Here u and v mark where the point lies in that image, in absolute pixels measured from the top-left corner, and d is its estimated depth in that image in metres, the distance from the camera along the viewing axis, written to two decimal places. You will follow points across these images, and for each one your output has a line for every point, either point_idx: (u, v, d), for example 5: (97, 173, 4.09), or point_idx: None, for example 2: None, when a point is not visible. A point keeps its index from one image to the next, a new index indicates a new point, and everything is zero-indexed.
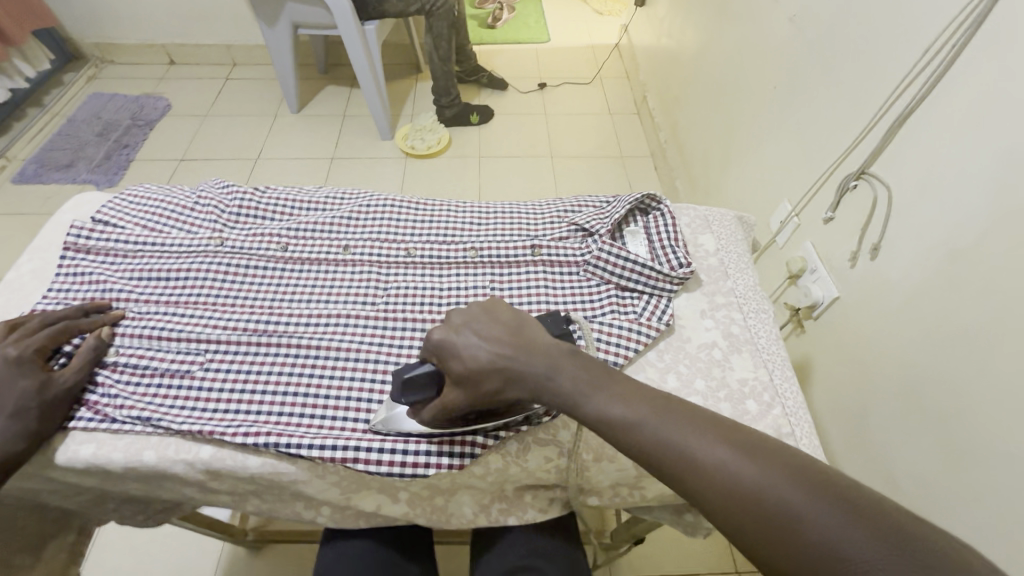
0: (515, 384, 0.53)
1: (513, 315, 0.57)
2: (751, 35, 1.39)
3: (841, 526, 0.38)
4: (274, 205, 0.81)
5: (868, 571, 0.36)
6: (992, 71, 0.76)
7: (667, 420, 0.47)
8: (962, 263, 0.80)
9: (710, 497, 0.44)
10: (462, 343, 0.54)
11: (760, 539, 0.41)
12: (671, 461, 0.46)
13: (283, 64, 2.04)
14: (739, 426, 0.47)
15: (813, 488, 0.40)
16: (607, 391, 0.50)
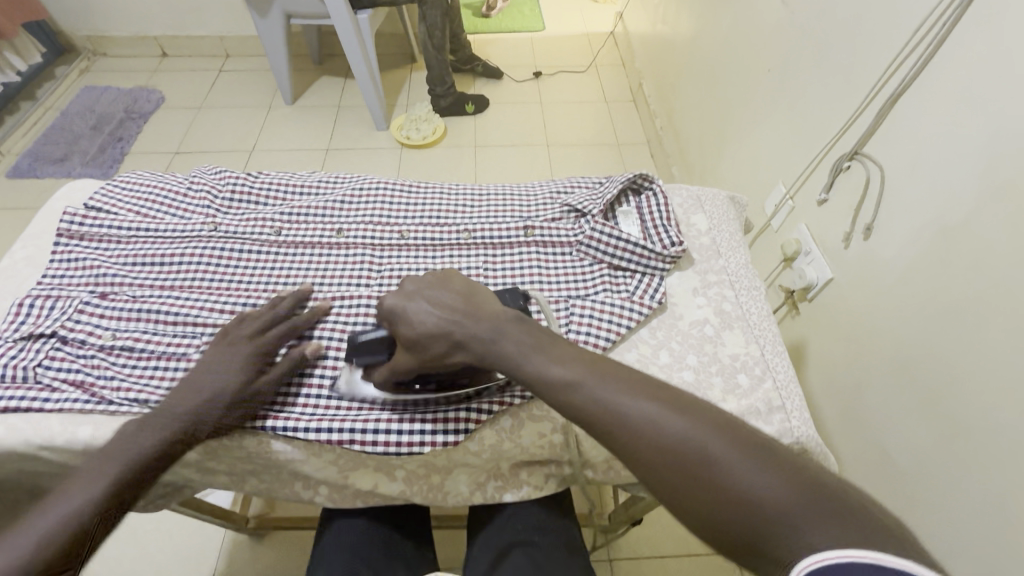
0: (460, 348, 0.55)
1: (465, 284, 0.60)
2: (745, 18, 1.39)
3: (753, 475, 0.41)
4: (266, 190, 0.81)
5: (783, 510, 0.39)
6: (981, 47, 0.76)
7: (602, 381, 0.50)
8: (953, 240, 0.80)
9: (638, 452, 0.46)
10: (412, 309, 0.57)
11: (683, 489, 0.44)
12: (604, 421, 0.48)
13: (276, 55, 2.03)
14: (666, 385, 0.50)
15: (731, 439, 0.44)
16: (546, 355, 0.53)
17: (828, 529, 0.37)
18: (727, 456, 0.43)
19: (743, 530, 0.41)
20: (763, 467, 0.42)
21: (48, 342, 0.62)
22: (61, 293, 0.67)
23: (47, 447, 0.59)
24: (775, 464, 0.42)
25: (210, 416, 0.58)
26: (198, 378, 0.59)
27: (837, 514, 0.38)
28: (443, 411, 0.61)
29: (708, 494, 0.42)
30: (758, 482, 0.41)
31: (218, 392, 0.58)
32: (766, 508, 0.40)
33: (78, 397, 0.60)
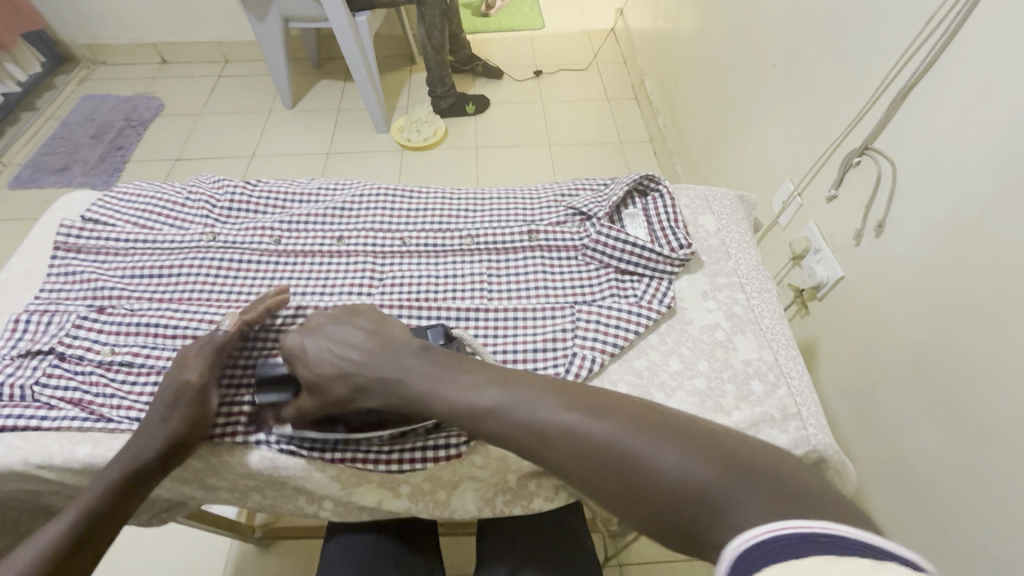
0: (365, 392, 0.55)
1: (374, 319, 0.60)
2: (748, 12, 1.37)
3: (675, 463, 0.41)
4: (265, 198, 0.79)
5: (711, 495, 0.39)
6: (997, 37, 0.74)
7: (520, 398, 0.50)
8: (968, 236, 0.78)
9: (569, 464, 0.46)
10: (312, 350, 0.57)
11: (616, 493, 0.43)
12: (529, 441, 0.48)
13: (275, 59, 2.02)
14: (579, 389, 0.50)
15: (650, 432, 0.44)
16: (460, 379, 0.52)
17: (753, 501, 0.38)
18: (648, 449, 0.43)
19: (679, 520, 0.40)
20: (682, 450, 0.42)
21: (45, 358, 0.61)
22: (58, 308, 0.66)
23: (46, 467, 0.58)
24: (692, 446, 0.42)
25: (150, 417, 0.56)
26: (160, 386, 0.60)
27: (758, 486, 0.38)
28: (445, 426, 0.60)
29: (638, 491, 0.42)
30: (681, 469, 0.41)
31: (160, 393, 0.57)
32: (687, 493, 0.40)
33: (76, 414, 0.59)
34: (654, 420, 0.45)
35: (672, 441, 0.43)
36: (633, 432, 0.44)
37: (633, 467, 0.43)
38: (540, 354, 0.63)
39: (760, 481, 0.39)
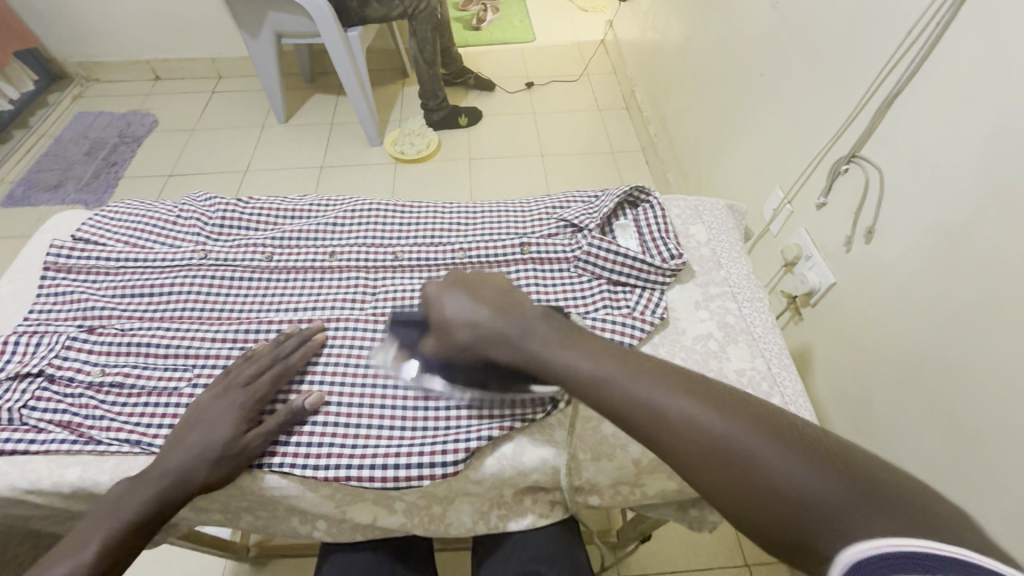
0: (489, 342, 0.55)
1: (502, 285, 0.60)
2: (734, 23, 1.39)
3: (800, 473, 0.38)
4: (258, 215, 0.79)
5: (842, 513, 0.36)
6: (980, 46, 0.75)
7: (635, 375, 0.48)
8: (957, 241, 0.79)
9: (682, 449, 0.43)
10: (446, 303, 0.57)
11: (727, 485, 0.41)
12: (640, 416, 0.46)
13: (268, 75, 2.03)
14: (706, 380, 0.47)
15: (777, 437, 0.41)
16: (573, 349, 0.51)
17: (882, 519, 0.34)
18: (774, 453, 0.40)
19: (789, 527, 0.37)
20: (809, 460, 0.39)
21: (34, 381, 0.61)
22: (47, 329, 0.65)
23: (35, 491, 0.57)
24: (822, 460, 0.39)
25: (196, 472, 0.54)
26: (187, 423, 0.57)
27: (892, 506, 0.35)
28: (441, 441, 0.58)
29: (750, 487, 0.40)
30: (804, 476, 0.38)
31: (207, 444, 0.55)
32: (814, 508, 0.37)
33: (65, 437, 0.58)
34: (786, 427, 0.42)
35: (797, 452, 0.40)
36: (757, 432, 0.42)
37: (749, 465, 0.40)
38: None
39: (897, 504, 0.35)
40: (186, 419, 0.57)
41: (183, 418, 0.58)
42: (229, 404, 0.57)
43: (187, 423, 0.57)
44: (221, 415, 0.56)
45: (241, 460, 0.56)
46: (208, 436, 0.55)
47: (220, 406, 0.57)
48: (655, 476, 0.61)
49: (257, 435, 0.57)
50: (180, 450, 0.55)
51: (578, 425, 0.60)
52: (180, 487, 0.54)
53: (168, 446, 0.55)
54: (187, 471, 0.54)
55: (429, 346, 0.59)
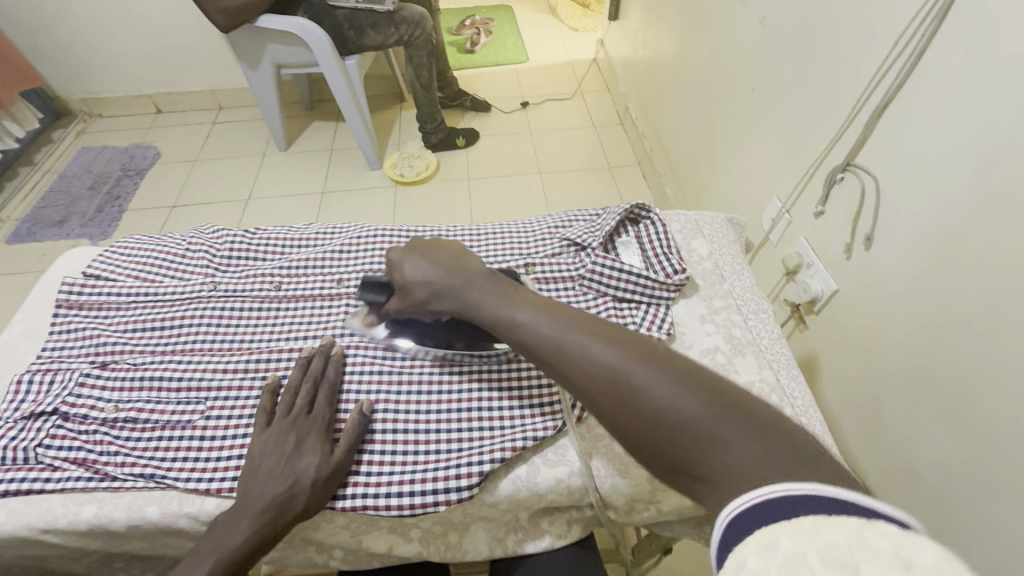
0: (439, 297, 0.60)
1: (461, 249, 0.65)
2: (723, 38, 1.42)
3: (678, 399, 0.42)
4: (265, 245, 0.81)
5: (706, 431, 0.40)
6: (966, 53, 0.77)
7: (549, 317, 0.52)
8: (957, 244, 0.80)
9: (577, 376, 0.47)
10: (407, 264, 0.63)
11: (614, 409, 0.45)
12: (547, 350, 0.50)
13: (268, 104, 2.07)
14: (610, 324, 0.51)
15: (665, 369, 0.45)
16: (504, 300, 0.56)
17: (746, 447, 0.38)
18: (655, 380, 0.44)
19: (662, 443, 0.41)
20: (691, 390, 0.42)
21: (48, 420, 0.61)
22: (60, 367, 0.66)
23: (51, 531, 0.57)
24: (700, 390, 0.42)
25: (296, 499, 0.54)
26: (258, 465, 0.55)
27: (760, 436, 0.38)
28: (455, 465, 0.57)
29: (631, 410, 0.43)
30: (682, 407, 0.41)
31: (297, 468, 0.55)
32: (691, 431, 0.40)
33: (80, 475, 0.59)
34: (677, 362, 0.46)
35: (683, 385, 0.43)
36: (646, 366, 0.45)
37: (634, 395, 0.44)
38: (546, 388, 0.64)
39: (762, 434, 0.38)
40: (255, 463, 0.56)
41: (247, 462, 0.56)
42: (307, 432, 0.58)
43: (263, 460, 0.56)
44: (297, 442, 0.57)
45: (337, 473, 0.56)
46: (296, 462, 0.55)
47: (297, 435, 0.57)
48: (670, 492, 0.61)
49: (342, 446, 0.57)
50: (272, 485, 0.54)
51: (592, 444, 0.60)
52: (290, 514, 0.53)
53: (258, 487, 0.54)
54: (290, 500, 0.53)
55: (392, 305, 0.64)
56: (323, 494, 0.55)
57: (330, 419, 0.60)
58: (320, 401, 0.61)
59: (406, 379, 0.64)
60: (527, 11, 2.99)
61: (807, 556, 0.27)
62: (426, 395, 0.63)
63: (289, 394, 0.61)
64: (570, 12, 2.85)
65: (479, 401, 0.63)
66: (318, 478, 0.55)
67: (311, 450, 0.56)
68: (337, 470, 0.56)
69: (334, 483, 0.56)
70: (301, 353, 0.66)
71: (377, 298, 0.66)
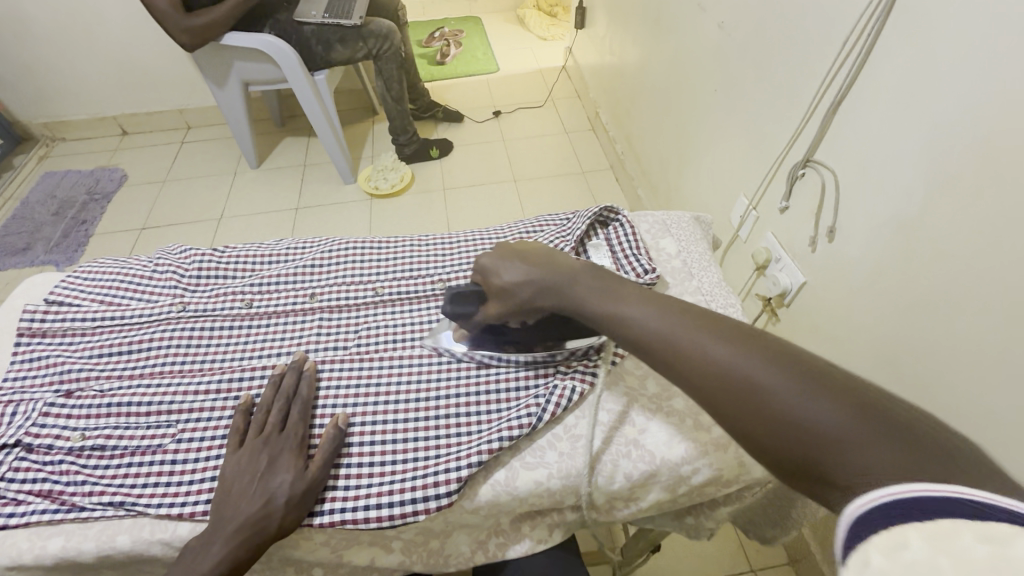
0: (543, 294, 0.59)
1: (550, 249, 0.64)
2: (685, 43, 1.46)
3: (809, 405, 0.40)
4: (234, 263, 0.80)
5: (841, 437, 0.38)
6: (908, 52, 0.81)
7: (662, 314, 0.53)
8: (913, 233, 0.83)
9: (699, 376, 0.47)
10: (504, 265, 0.62)
11: (739, 413, 0.44)
12: (663, 350, 0.51)
13: (237, 122, 2.04)
14: (725, 319, 0.51)
15: (787, 368, 0.43)
16: (612, 298, 0.56)
17: (883, 455, 0.36)
18: (782, 382, 0.43)
19: (791, 447, 0.41)
20: (820, 392, 0.41)
21: (10, 452, 0.59)
22: (23, 397, 0.64)
23: (16, 567, 0.55)
24: (833, 391, 0.40)
25: (272, 518, 0.53)
26: (233, 485, 0.55)
27: (899, 439, 0.36)
28: (433, 473, 0.57)
29: (757, 412, 0.43)
30: (810, 411, 0.40)
31: (271, 486, 0.54)
32: (824, 438, 0.39)
33: (45, 507, 0.57)
34: (805, 362, 0.44)
35: (809, 388, 0.41)
36: (770, 365, 0.44)
37: (759, 394, 0.43)
38: (523, 390, 0.65)
39: (900, 437, 0.36)
40: (228, 483, 0.55)
41: (218, 486, 0.55)
42: (279, 450, 0.57)
43: (237, 480, 0.55)
44: (271, 460, 0.56)
45: (313, 488, 0.56)
46: (272, 479, 0.55)
47: (269, 454, 0.57)
48: (650, 488, 0.61)
49: (318, 461, 0.57)
50: (248, 502, 0.53)
51: (570, 443, 0.61)
52: (265, 533, 0.52)
53: (234, 508, 0.53)
54: (267, 518, 0.53)
55: (487, 311, 0.64)
56: (300, 511, 0.54)
57: (305, 434, 0.59)
58: (294, 419, 0.60)
59: (383, 390, 0.65)
60: (496, 22, 3.02)
61: (945, 554, 0.24)
62: (403, 404, 0.63)
63: (266, 411, 0.60)
64: (537, 22, 2.89)
65: (457, 407, 0.63)
66: (295, 494, 0.54)
67: (287, 467, 0.56)
68: (314, 484, 0.56)
69: (312, 498, 0.56)
70: (274, 371, 0.65)
71: (467, 309, 0.66)
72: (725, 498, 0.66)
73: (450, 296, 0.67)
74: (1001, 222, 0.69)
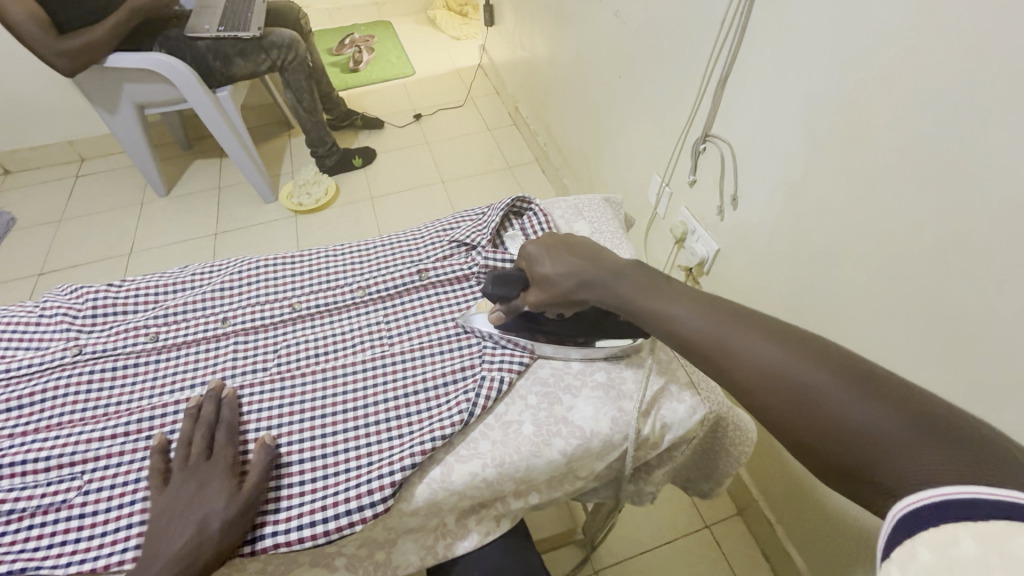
0: (587, 289, 0.61)
1: (596, 248, 0.64)
2: (588, 32, 1.51)
3: (856, 406, 0.38)
4: (134, 296, 0.75)
5: (885, 438, 0.36)
6: (776, 26, 0.87)
7: (704, 313, 0.51)
8: (800, 193, 0.91)
9: (742, 372, 0.46)
10: (552, 257, 0.63)
11: (780, 410, 0.42)
12: (706, 346, 0.49)
13: (136, 149, 1.91)
14: (774, 321, 0.48)
15: (833, 367, 0.41)
16: (656, 295, 0.56)
17: (932, 462, 0.33)
18: (830, 381, 0.40)
19: (831, 449, 0.39)
20: (875, 398, 0.38)
21: None
22: None
23: None
24: (888, 396, 0.37)
25: (206, 544, 0.50)
26: (163, 524, 0.51)
27: (956, 445, 0.33)
28: (366, 481, 0.56)
29: (800, 413, 0.41)
30: (857, 411, 0.38)
31: (203, 513, 0.51)
32: (869, 442, 0.36)
33: None
34: (861, 364, 0.41)
35: (863, 390, 0.38)
36: (824, 369, 0.41)
37: (807, 398, 0.41)
38: (451, 386, 0.65)
39: (973, 448, 0.33)
40: (155, 522, 0.51)
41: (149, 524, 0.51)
42: (208, 475, 0.54)
43: (165, 512, 0.51)
44: (201, 486, 0.53)
45: (250, 507, 0.53)
46: (202, 505, 0.52)
47: (196, 482, 0.53)
48: (587, 462, 0.63)
49: (252, 481, 0.54)
50: (177, 535, 0.50)
51: (503, 430, 0.62)
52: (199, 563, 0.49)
53: (165, 540, 0.50)
54: (198, 547, 0.49)
55: (528, 299, 0.64)
56: (234, 537, 0.52)
57: (235, 457, 0.57)
58: (222, 443, 0.57)
59: (308, 405, 0.63)
60: (407, 24, 2.98)
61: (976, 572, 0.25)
62: (332, 416, 0.62)
63: (193, 438, 0.58)
64: (449, 22, 2.89)
65: (385, 412, 0.63)
66: (231, 517, 0.51)
67: (223, 489, 0.53)
68: (250, 504, 0.53)
69: (249, 520, 0.53)
70: (189, 403, 0.62)
71: (509, 294, 0.65)
72: (660, 460, 0.70)
73: (493, 278, 0.65)
74: (869, 173, 0.77)
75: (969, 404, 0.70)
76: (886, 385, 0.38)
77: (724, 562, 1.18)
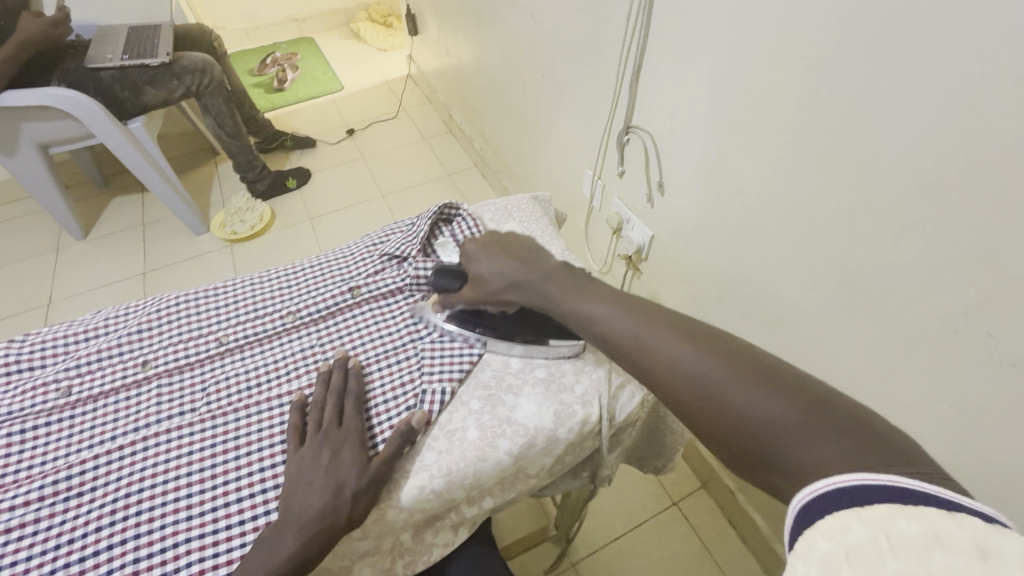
0: (519, 291, 0.63)
1: (528, 250, 0.67)
2: (509, 36, 1.52)
3: (762, 400, 0.40)
4: (39, 350, 0.69)
5: (787, 429, 0.38)
6: (677, 18, 0.91)
7: (631, 315, 0.52)
8: (717, 174, 0.95)
9: (660, 372, 0.47)
10: (482, 261, 0.66)
11: (695, 406, 0.44)
12: (627, 346, 0.51)
13: (44, 193, 1.77)
14: (691, 322, 0.50)
15: (740, 366, 0.43)
16: (580, 294, 0.58)
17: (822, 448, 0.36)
18: (735, 380, 0.42)
19: (742, 444, 0.40)
20: (766, 387, 0.41)
21: None
22: None
23: None
24: (783, 388, 0.40)
25: (340, 510, 0.53)
26: (296, 485, 0.54)
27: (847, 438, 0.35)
28: None
29: (717, 411, 0.42)
30: (759, 405, 0.40)
31: (337, 477, 0.55)
32: (773, 434, 0.38)
33: None
34: (762, 361, 0.43)
35: (764, 381, 0.41)
36: (731, 366, 0.43)
37: (717, 398, 0.42)
38: (392, 403, 0.64)
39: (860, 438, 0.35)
40: (292, 483, 0.55)
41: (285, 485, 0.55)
42: (340, 443, 0.58)
43: (300, 477, 0.55)
44: (336, 453, 0.56)
45: (378, 479, 0.56)
46: (337, 471, 0.55)
47: (324, 452, 0.57)
48: (535, 460, 0.64)
49: (381, 456, 0.57)
50: (315, 498, 0.53)
51: (447, 440, 0.61)
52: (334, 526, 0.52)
53: (299, 501, 0.53)
54: (335, 510, 0.53)
55: (463, 294, 0.67)
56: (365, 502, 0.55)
57: (363, 428, 0.60)
58: (347, 417, 0.61)
59: (243, 441, 0.61)
60: (330, 39, 2.92)
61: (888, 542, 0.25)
62: (269, 448, 0.60)
63: (331, 405, 0.61)
64: (373, 33, 2.84)
65: None
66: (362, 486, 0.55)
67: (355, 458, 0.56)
68: (377, 478, 0.56)
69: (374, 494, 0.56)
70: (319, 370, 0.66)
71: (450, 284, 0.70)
72: (610, 448, 0.71)
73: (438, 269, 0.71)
74: (773, 151, 0.81)
75: (882, 357, 0.75)
76: (785, 379, 0.41)
77: (695, 535, 1.21)
